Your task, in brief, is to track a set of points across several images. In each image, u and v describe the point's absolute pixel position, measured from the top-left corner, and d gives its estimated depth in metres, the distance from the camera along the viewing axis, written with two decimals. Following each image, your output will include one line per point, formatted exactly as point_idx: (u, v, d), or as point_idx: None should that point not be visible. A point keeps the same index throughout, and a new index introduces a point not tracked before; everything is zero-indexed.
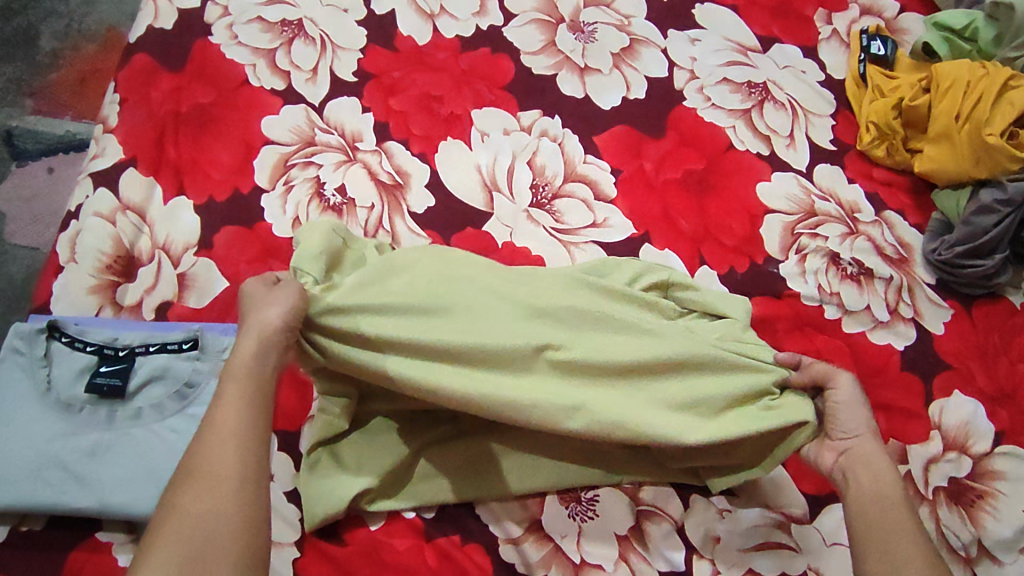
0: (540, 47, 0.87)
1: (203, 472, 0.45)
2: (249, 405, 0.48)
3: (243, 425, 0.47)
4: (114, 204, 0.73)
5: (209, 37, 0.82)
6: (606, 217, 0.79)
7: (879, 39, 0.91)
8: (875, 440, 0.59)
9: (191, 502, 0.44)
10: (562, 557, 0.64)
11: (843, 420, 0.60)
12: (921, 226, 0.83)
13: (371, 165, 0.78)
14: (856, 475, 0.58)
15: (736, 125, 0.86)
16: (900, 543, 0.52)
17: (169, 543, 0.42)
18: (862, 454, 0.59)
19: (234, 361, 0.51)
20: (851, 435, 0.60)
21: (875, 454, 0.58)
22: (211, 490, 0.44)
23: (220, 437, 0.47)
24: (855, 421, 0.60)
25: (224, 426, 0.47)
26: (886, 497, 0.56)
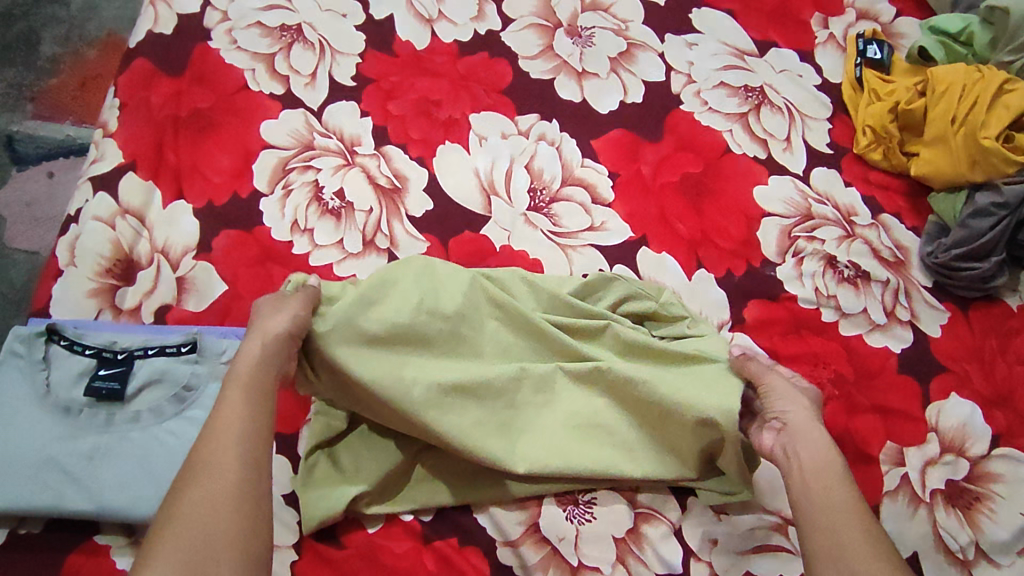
0: (537, 52, 0.88)
1: (207, 468, 0.47)
2: (251, 408, 0.51)
3: (244, 428, 0.50)
4: (114, 208, 0.73)
5: (209, 42, 0.83)
6: (603, 220, 0.79)
7: (875, 43, 0.91)
8: (808, 415, 0.61)
9: (192, 501, 0.45)
10: (560, 559, 0.64)
11: (777, 400, 0.62)
12: (917, 229, 0.84)
13: (370, 168, 0.79)
14: (792, 451, 0.59)
15: (733, 129, 0.86)
16: (837, 513, 0.53)
17: (172, 540, 0.43)
18: (797, 430, 0.60)
19: (237, 367, 0.54)
20: (783, 411, 0.62)
21: (808, 427, 0.60)
22: (214, 490, 0.46)
23: (224, 435, 0.49)
24: (787, 401, 0.62)
25: (228, 425, 0.49)
26: (821, 467, 0.57)
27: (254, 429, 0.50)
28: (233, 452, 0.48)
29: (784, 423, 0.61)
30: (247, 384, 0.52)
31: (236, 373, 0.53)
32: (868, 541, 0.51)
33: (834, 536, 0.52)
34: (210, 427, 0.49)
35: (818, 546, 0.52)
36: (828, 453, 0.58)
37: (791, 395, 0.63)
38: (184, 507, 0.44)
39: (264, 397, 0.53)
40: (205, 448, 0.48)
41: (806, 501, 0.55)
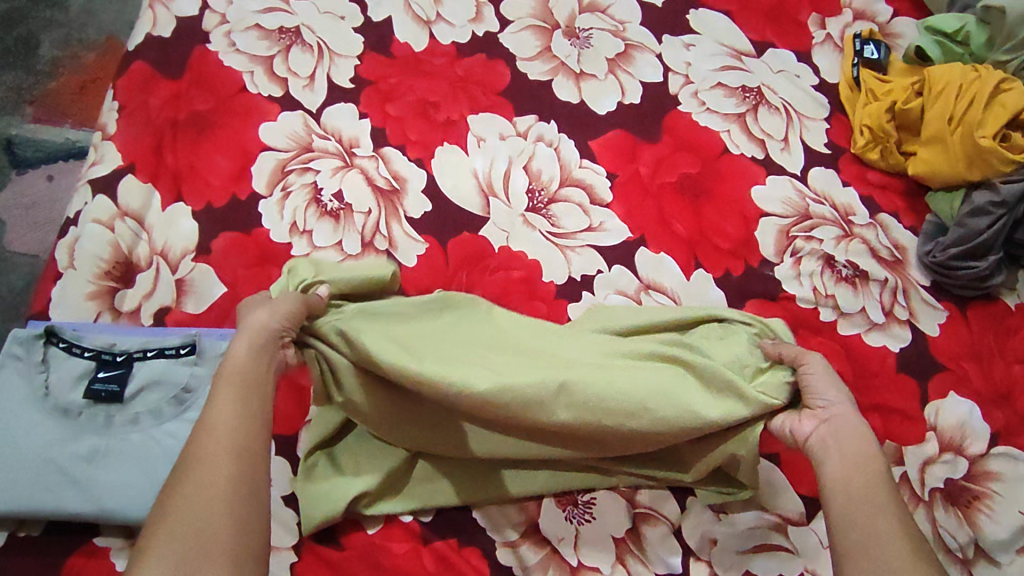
0: (535, 53, 0.88)
1: (198, 471, 0.46)
2: (242, 405, 0.50)
3: (235, 424, 0.48)
4: (113, 210, 0.73)
5: (208, 44, 0.83)
6: (601, 221, 0.79)
7: (872, 43, 0.92)
8: (849, 407, 0.59)
9: (183, 503, 0.44)
10: (560, 559, 0.64)
11: (817, 393, 0.60)
12: (915, 228, 0.84)
13: (368, 170, 0.79)
14: (835, 442, 0.57)
15: (730, 129, 0.86)
16: (882, 509, 0.51)
17: (164, 542, 0.42)
18: (841, 423, 0.58)
19: (228, 363, 0.52)
20: (830, 400, 0.59)
21: (851, 423, 0.57)
22: (205, 491, 0.45)
23: (214, 436, 0.48)
24: (831, 391, 0.60)
25: (218, 425, 0.48)
26: (862, 466, 0.54)
27: (247, 428, 0.49)
28: (224, 452, 0.47)
29: (827, 412, 0.59)
30: (238, 381, 0.51)
31: (227, 370, 0.51)
32: (911, 551, 0.48)
33: (873, 541, 0.49)
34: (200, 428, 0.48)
35: (853, 537, 0.50)
36: (871, 452, 0.55)
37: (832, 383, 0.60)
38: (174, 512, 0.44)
39: (256, 392, 0.51)
40: (196, 450, 0.47)
41: (846, 498, 0.53)
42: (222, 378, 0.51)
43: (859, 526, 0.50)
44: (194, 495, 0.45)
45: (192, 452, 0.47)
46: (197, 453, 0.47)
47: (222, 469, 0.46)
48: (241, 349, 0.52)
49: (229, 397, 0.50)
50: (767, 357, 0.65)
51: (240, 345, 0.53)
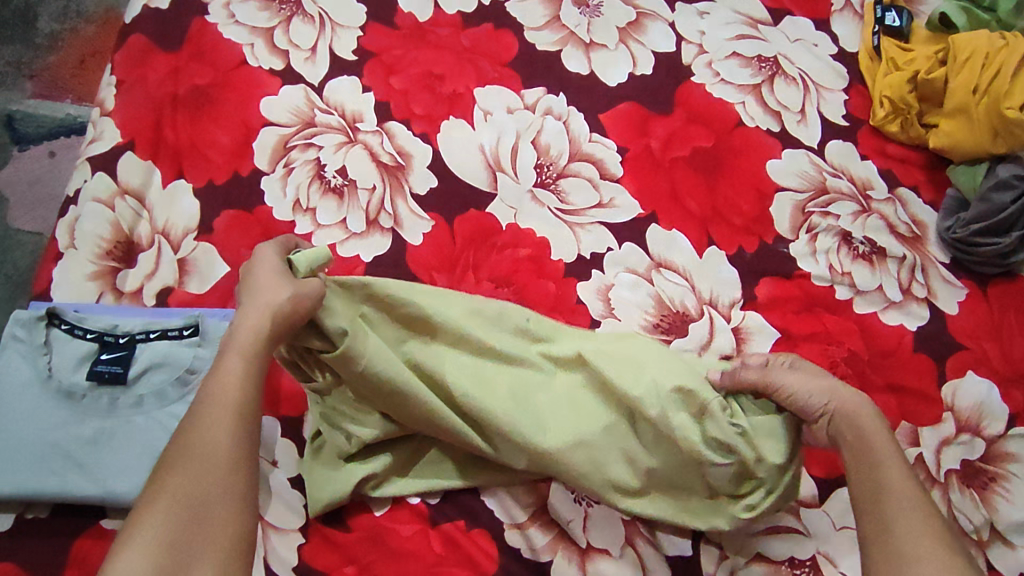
0: (543, 23, 0.85)
1: (195, 450, 0.46)
2: (247, 380, 0.50)
3: (238, 403, 0.49)
4: (113, 188, 0.72)
5: (207, 16, 0.81)
6: (611, 197, 0.77)
7: (894, 10, 0.88)
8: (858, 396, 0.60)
9: (177, 480, 0.45)
10: (568, 541, 0.64)
11: (806, 399, 0.60)
12: (935, 203, 0.81)
13: (372, 146, 0.77)
14: (848, 429, 0.58)
15: (745, 101, 0.84)
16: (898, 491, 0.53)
17: (155, 522, 0.43)
18: (852, 410, 0.59)
19: (236, 333, 0.52)
20: (829, 388, 0.60)
21: (855, 409, 0.59)
22: (202, 471, 0.45)
23: (217, 411, 0.48)
24: (816, 395, 0.60)
25: (221, 400, 0.48)
26: (879, 453, 0.56)
27: (248, 408, 0.49)
28: (224, 432, 0.47)
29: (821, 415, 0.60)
30: (247, 354, 0.51)
31: (236, 340, 0.52)
32: (928, 535, 0.50)
33: (887, 533, 0.51)
34: (203, 400, 0.49)
35: (867, 526, 0.53)
36: (887, 440, 0.57)
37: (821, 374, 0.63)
38: (169, 495, 0.44)
39: (260, 370, 0.51)
40: (195, 427, 0.47)
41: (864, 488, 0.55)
42: (230, 346, 0.51)
43: (869, 512, 0.53)
44: (192, 477, 0.45)
45: (193, 426, 0.47)
46: (198, 428, 0.47)
47: (223, 453, 0.46)
48: (251, 320, 0.52)
49: (233, 372, 0.50)
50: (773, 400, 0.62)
51: (252, 314, 0.53)
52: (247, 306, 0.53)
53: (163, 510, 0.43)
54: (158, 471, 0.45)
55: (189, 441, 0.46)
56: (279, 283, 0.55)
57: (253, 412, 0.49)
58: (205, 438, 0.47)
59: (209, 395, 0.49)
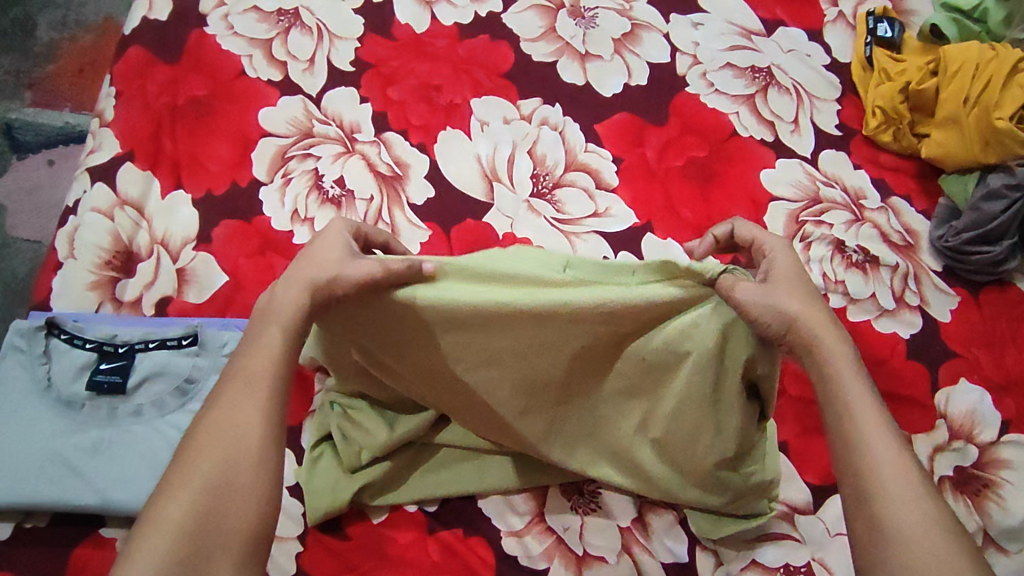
0: (539, 34, 0.86)
1: (224, 427, 0.45)
2: (284, 353, 0.49)
3: (270, 376, 0.48)
4: (112, 199, 0.72)
5: (206, 27, 0.81)
6: (607, 206, 0.78)
7: (886, 21, 0.89)
8: (820, 317, 0.52)
9: (205, 459, 0.44)
10: (565, 548, 0.64)
11: (767, 316, 0.51)
12: (928, 212, 0.82)
13: (370, 156, 0.77)
14: (813, 362, 0.51)
15: (739, 111, 0.84)
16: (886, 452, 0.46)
17: (183, 500, 0.42)
18: (813, 335, 0.51)
19: (274, 308, 0.50)
20: (786, 313, 0.51)
21: (824, 326, 0.52)
22: (231, 451, 0.44)
23: (249, 390, 0.47)
24: (781, 304, 0.51)
25: (255, 379, 0.47)
26: (848, 403, 0.49)
27: (279, 394, 0.48)
28: (255, 417, 0.46)
29: (789, 324, 0.51)
30: (286, 331, 0.49)
31: (272, 312, 0.50)
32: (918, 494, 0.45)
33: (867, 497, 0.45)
34: (236, 378, 0.47)
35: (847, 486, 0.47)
36: (863, 392, 0.49)
37: (793, 284, 0.54)
38: (200, 473, 0.43)
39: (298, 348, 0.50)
40: (224, 402, 0.46)
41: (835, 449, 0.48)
42: (267, 319, 0.50)
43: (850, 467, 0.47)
44: (219, 465, 0.44)
45: (223, 405, 0.46)
46: (229, 409, 0.46)
47: (252, 437, 0.45)
48: (290, 295, 0.50)
49: (269, 349, 0.49)
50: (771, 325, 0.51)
51: (293, 290, 0.51)
52: (296, 273, 0.51)
53: (187, 498, 0.42)
54: (185, 451, 0.45)
55: (218, 424, 0.45)
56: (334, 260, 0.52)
57: (284, 396, 0.48)
58: (235, 422, 0.46)
59: (242, 373, 0.48)
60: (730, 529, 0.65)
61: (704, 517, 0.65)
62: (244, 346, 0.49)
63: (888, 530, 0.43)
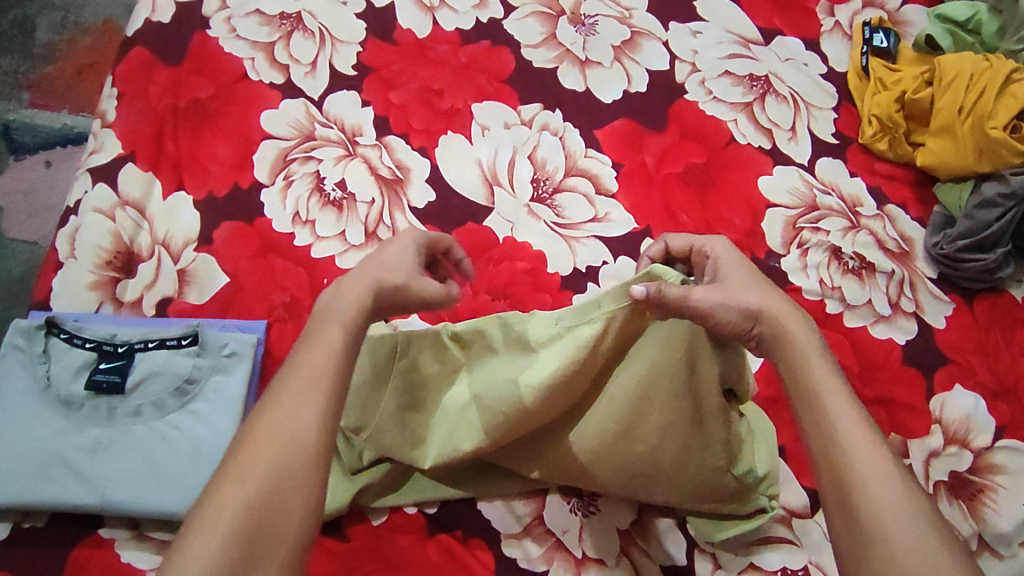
0: (540, 40, 0.87)
1: (281, 426, 0.43)
2: (343, 354, 0.47)
3: (328, 373, 0.45)
4: (114, 199, 0.72)
5: (208, 30, 0.82)
6: (607, 211, 0.79)
7: (882, 32, 0.91)
8: (784, 305, 0.52)
9: (261, 460, 0.42)
10: (564, 551, 0.64)
11: (724, 313, 0.52)
12: (923, 220, 0.83)
13: (371, 159, 0.78)
14: (780, 350, 0.51)
15: (737, 119, 0.85)
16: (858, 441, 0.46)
17: (233, 504, 0.40)
18: (778, 323, 0.52)
19: (339, 305, 0.49)
20: (746, 307, 0.52)
21: (790, 317, 0.52)
22: (287, 454, 0.42)
23: (309, 389, 0.45)
24: (738, 299, 0.53)
25: (313, 378, 0.45)
26: (821, 391, 0.48)
27: (337, 399, 0.45)
28: (312, 420, 0.44)
29: (750, 318, 0.52)
30: (347, 332, 0.48)
31: (337, 311, 0.49)
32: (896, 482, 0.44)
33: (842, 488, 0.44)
34: (293, 375, 0.45)
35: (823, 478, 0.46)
36: (830, 375, 0.49)
37: (744, 276, 0.55)
38: (255, 476, 0.41)
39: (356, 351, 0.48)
40: (280, 399, 0.44)
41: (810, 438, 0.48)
42: (327, 318, 0.48)
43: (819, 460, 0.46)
44: (275, 467, 0.42)
45: (280, 404, 0.44)
46: (285, 408, 0.44)
47: (309, 439, 0.43)
48: (357, 291, 0.50)
49: (328, 350, 0.46)
50: (729, 321, 0.53)
51: (359, 288, 0.50)
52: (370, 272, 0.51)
53: (240, 502, 0.40)
54: (239, 450, 0.42)
55: (272, 428, 0.43)
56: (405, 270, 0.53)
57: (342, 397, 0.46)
58: (291, 428, 0.43)
59: (301, 374, 0.45)
60: (727, 533, 0.65)
61: (711, 525, 0.66)
62: (302, 342, 0.47)
63: (869, 520, 0.43)
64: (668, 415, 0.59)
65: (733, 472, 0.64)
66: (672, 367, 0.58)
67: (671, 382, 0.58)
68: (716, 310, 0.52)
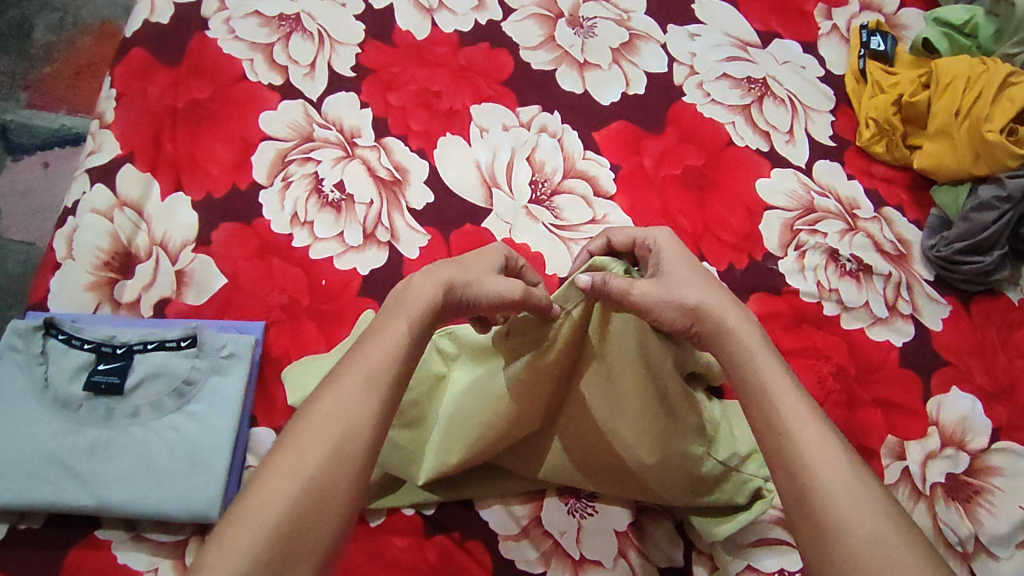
0: (538, 42, 0.87)
1: (338, 416, 0.43)
2: (405, 352, 0.47)
3: (386, 371, 0.45)
4: (112, 200, 0.72)
5: (207, 31, 0.82)
6: (605, 213, 0.79)
7: (879, 35, 0.91)
8: (725, 305, 0.53)
9: (315, 449, 0.41)
10: (562, 552, 0.64)
11: (664, 308, 0.54)
12: (920, 222, 0.84)
13: (370, 160, 0.78)
14: (722, 344, 0.52)
15: (735, 121, 0.86)
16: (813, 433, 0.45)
17: (282, 490, 0.40)
18: (718, 320, 0.52)
19: (407, 300, 0.50)
20: (686, 305, 0.53)
21: (734, 315, 0.52)
22: (341, 446, 0.42)
23: (368, 382, 0.44)
24: (679, 295, 0.54)
25: (375, 373, 0.45)
26: (769, 385, 0.48)
27: (391, 398, 0.45)
28: (368, 415, 0.43)
29: (692, 314, 0.53)
30: (412, 326, 0.49)
31: (405, 306, 0.49)
32: (854, 470, 0.44)
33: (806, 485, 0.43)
34: (355, 366, 0.45)
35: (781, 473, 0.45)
36: (778, 368, 0.49)
37: (683, 268, 0.57)
38: (307, 464, 0.41)
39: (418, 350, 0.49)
40: (339, 389, 0.44)
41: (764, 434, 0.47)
42: (397, 312, 0.49)
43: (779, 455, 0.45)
44: (329, 457, 0.41)
45: (340, 393, 0.44)
46: (343, 399, 0.43)
47: (363, 435, 0.43)
48: (428, 286, 0.51)
49: (394, 343, 0.47)
50: (672, 317, 0.54)
51: (431, 283, 0.51)
52: (437, 269, 0.53)
53: (291, 489, 0.40)
54: (291, 434, 0.42)
55: (330, 414, 0.43)
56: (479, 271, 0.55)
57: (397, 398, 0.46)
58: (347, 415, 0.43)
59: (362, 365, 0.45)
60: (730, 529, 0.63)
61: (711, 519, 0.64)
62: (367, 336, 0.48)
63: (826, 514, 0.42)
64: (640, 405, 0.61)
65: (716, 457, 0.63)
66: (633, 365, 0.59)
67: (636, 375, 0.60)
68: (657, 305, 0.54)
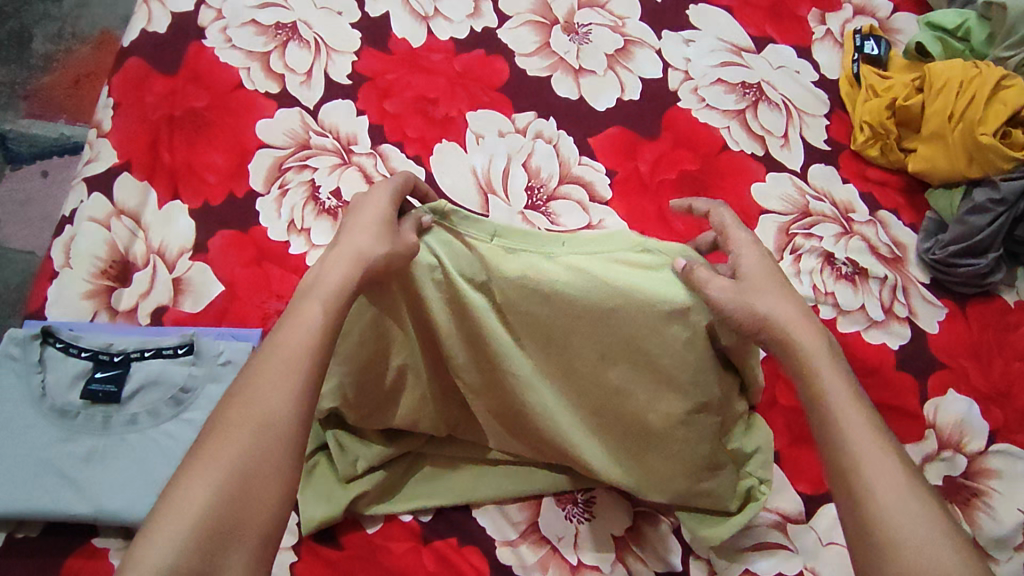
0: (534, 49, 0.87)
1: (254, 408, 0.42)
2: (323, 332, 0.46)
3: (303, 353, 0.45)
4: (109, 209, 0.73)
5: (204, 40, 0.82)
6: (601, 218, 0.79)
7: (872, 39, 0.92)
8: (804, 315, 0.53)
9: (234, 443, 0.41)
10: (560, 558, 0.64)
11: (750, 311, 0.52)
12: (915, 225, 0.84)
13: (366, 167, 0.78)
14: (795, 352, 0.51)
15: (730, 126, 0.86)
16: (871, 443, 0.47)
17: (201, 487, 0.40)
18: (791, 328, 0.52)
19: (315, 286, 0.49)
20: (765, 308, 0.52)
21: (810, 328, 0.52)
22: (259, 437, 0.42)
23: (287, 369, 0.44)
24: (763, 299, 0.52)
25: (290, 360, 0.44)
26: (831, 400, 0.49)
27: (312, 382, 0.45)
28: (286, 405, 0.43)
29: (770, 318, 0.52)
30: (328, 304, 0.47)
31: (316, 290, 0.48)
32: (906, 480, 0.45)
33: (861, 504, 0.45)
34: (271, 355, 0.45)
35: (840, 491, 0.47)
36: (842, 384, 0.50)
37: (769, 279, 0.54)
38: (225, 459, 0.41)
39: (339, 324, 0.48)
40: (256, 378, 0.44)
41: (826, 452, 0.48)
42: (310, 294, 0.48)
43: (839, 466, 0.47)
44: (247, 448, 0.41)
45: (257, 385, 0.43)
46: (260, 389, 0.43)
47: (282, 425, 0.43)
48: (338, 269, 0.49)
49: (310, 326, 0.46)
50: (748, 320, 0.52)
51: (339, 265, 0.49)
52: (343, 249, 0.51)
53: (210, 485, 0.40)
54: (212, 429, 0.42)
55: (247, 409, 0.42)
56: (381, 234, 0.51)
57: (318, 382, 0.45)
58: (265, 412, 0.43)
59: (277, 357, 0.45)
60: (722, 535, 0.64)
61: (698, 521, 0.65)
62: (284, 320, 0.47)
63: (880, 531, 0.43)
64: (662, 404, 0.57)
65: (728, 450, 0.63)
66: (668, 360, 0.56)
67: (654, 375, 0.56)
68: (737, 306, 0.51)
